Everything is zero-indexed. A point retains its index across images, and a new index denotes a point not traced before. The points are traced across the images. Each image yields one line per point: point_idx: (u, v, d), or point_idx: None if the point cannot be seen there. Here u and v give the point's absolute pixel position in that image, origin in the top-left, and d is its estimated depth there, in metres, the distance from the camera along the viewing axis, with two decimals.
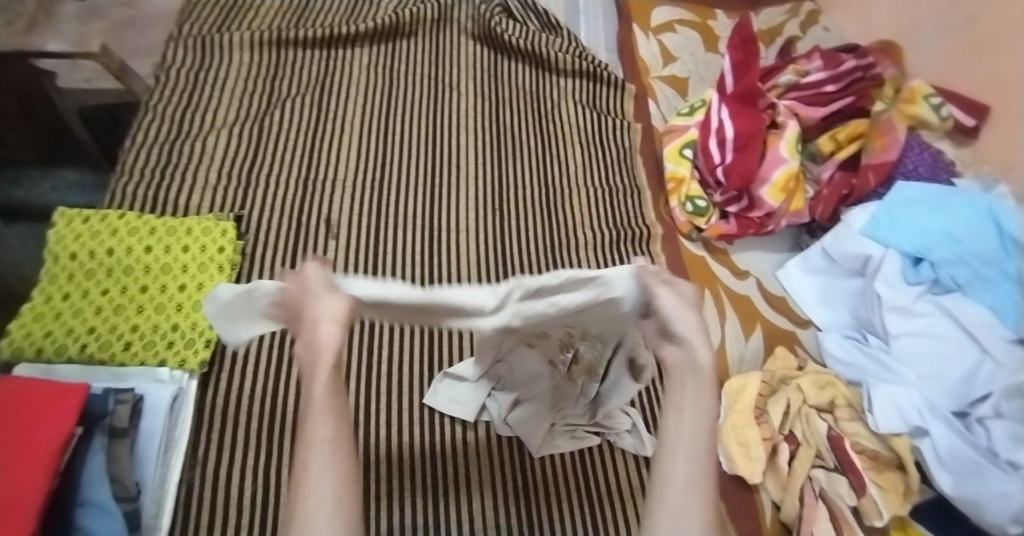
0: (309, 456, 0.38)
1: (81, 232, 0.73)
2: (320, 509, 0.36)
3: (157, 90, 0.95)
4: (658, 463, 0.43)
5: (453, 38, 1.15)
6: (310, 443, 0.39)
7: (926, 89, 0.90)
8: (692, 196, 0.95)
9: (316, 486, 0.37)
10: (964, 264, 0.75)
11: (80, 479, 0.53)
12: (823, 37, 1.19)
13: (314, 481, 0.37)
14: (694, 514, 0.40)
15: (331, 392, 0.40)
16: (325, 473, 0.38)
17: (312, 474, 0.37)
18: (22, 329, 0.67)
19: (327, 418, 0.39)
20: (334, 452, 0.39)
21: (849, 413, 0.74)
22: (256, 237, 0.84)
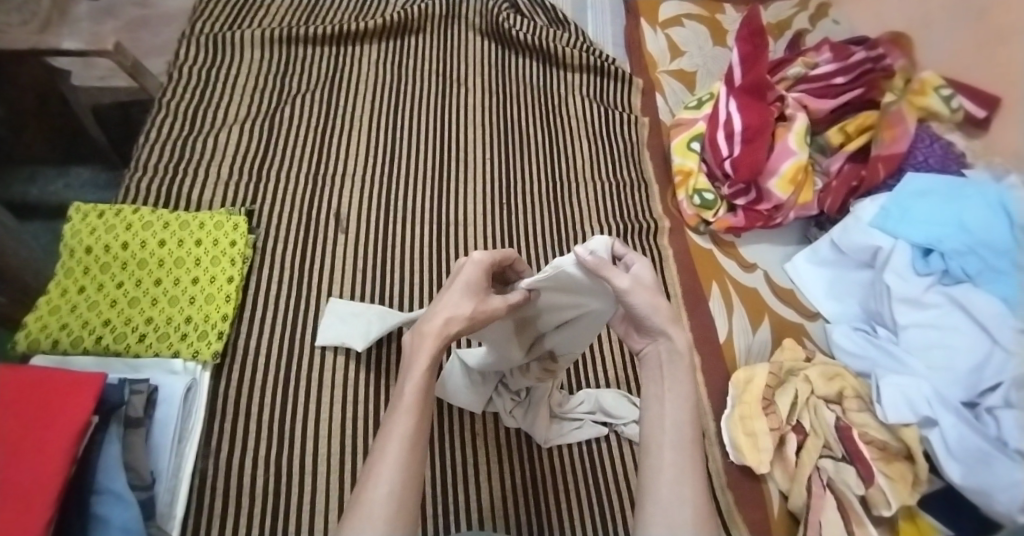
0: (385, 447, 0.41)
1: (97, 227, 0.74)
2: (384, 501, 0.38)
3: (170, 88, 0.96)
4: (648, 457, 0.45)
5: (461, 33, 1.15)
6: (388, 436, 0.42)
7: (937, 79, 0.89)
8: (699, 189, 0.95)
9: (384, 477, 0.39)
10: (975, 255, 0.75)
11: (97, 467, 0.54)
12: (833, 29, 1.18)
13: (383, 471, 0.40)
14: (689, 510, 0.41)
15: (418, 394, 0.44)
16: (394, 467, 0.40)
17: (383, 465, 0.40)
18: (38, 322, 0.69)
19: (406, 415, 0.43)
20: (409, 454, 0.41)
21: (858, 404, 0.74)
22: (267, 231, 0.85)
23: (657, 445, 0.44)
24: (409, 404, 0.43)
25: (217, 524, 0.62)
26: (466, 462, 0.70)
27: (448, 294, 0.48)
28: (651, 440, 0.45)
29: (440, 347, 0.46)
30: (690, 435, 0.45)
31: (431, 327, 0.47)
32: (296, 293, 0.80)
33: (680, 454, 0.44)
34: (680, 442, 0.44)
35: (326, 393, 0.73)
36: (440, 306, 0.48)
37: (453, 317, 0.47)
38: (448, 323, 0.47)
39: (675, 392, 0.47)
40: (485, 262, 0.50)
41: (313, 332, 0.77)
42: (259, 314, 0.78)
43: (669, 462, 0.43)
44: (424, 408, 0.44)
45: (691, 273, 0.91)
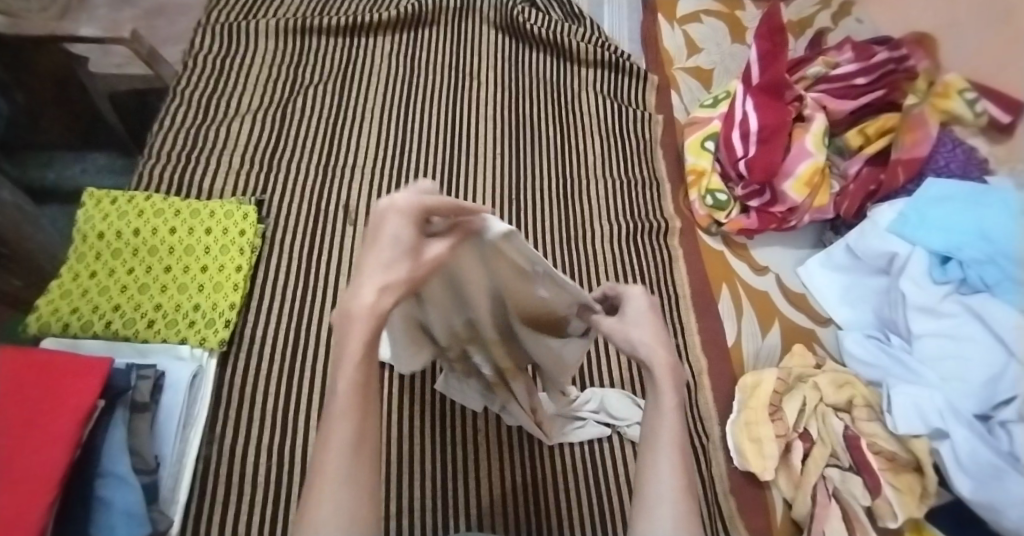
0: (322, 471, 0.33)
1: (109, 213, 0.75)
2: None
3: (184, 76, 0.97)
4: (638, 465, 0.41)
5: (475, 26, 1.14)
6: (327, 449, 0.34)
7: (962, 81, 0.85)
8: (712, 189, 0.94)
9: (322, 511, 0.32)
10: (994, 265, 0.73)
11: (102, 450, 0.55)
12: (856, 28, 1.15)
13: (324, 496, 0.33)
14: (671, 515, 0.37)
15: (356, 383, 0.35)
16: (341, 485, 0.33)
17: (320, 495, 0.33)
18: (50, 305, 0.70)
19: (346, 420, 0.34)
20: (351, 475, 0.34)
21: (867, 413, 0.73)
22: (276, 221, 0.85)
23: (643, 452, 0.41)
24: (347, 407, 0.34)
25: (219, 510, 0.63)
26: (466, 460, 0.69)
27: (391, 248, 0.35)
28: (641, 448, 0.42)
29: (374, 327, 0.35)
30: (669, 439, 0.41)
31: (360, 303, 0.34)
32: (302, 284, 0.81)
33: (665, 457, 0.40)
34: (667, 446, 0.40)
35: (330, 385, 0.73)
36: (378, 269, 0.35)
37: (388, 286, 0.35)
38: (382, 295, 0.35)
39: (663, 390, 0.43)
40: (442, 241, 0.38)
41: (318, 325, 0.78)
42: (267, 303, 0.78)
43: (651, 465, 0.40)
44: (368, 407, 0.35)
45: (701, 277, 0.90)
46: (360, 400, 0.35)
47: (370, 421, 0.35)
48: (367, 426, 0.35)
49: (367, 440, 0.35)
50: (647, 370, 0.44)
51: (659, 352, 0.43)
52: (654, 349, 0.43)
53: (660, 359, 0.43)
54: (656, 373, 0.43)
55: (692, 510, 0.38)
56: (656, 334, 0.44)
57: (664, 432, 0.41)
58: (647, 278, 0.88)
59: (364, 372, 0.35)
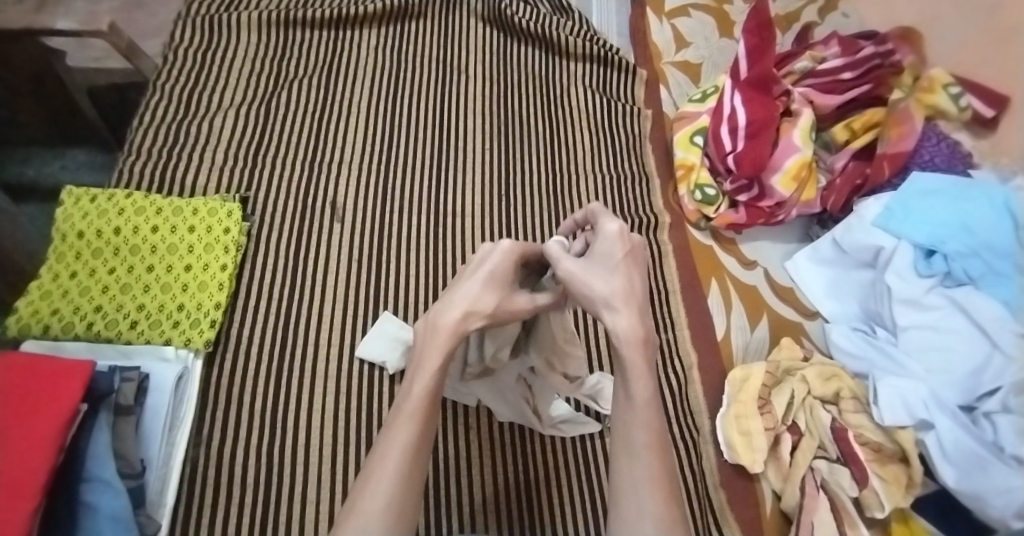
0: (389, 451, 0.41)
1: (88, 211, 0.73)
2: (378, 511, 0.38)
3: (165, 71, 0.95)
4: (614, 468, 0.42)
5: (463, 19, 1.13)
6: (391, 439, 0.41)
7: (947, 76, 0.85)
8: (701, 184, 0.94)
9: (381, 485, 0.39)
10: (978, 257, 0.74)
11: (86, 454, 0.53)
12: (842, 22, 1.15)
13: (381, 477, 0.39)
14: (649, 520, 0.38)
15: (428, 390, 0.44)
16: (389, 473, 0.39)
17: (383, 473, 0.39)
18: (30, 307, 0.68)
19: (411, 420, 0.42)
20: (411, 461, 0.40)
21: (854, 405, 0.73)
22: (262, 219, 0.84)
23: (618, 450, 0.42)
24: (416, 407, 0.43)
25: (207, 512, 0.62)
26: (457, 457, 0.69)
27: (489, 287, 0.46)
28: (616, 446, 0.42)
29: (453, 343, 0.45)
30: (645, 439, 0.41)
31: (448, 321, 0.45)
32: (291, 282, 0.80)
33: (637, 462, 0.40)
34: (637, 450, 0.41)
35: (320, 384, 0.72)
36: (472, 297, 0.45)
37: (472, 310, 0.45)
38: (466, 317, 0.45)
39: (631, 393, 0.43)
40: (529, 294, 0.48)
41: (307, 324, 0.77)
42: (254, 302, 0.77)
43: (626, 466, 0.41)
44: (431, 410, 0.43)
45: (691, 271, 0.90)
46: (428, 405, 0.43)
47: (431, 422, 0.43)
48: (428, 426, 0.43)
49: (426, 436, 0.43)
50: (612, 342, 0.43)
51: (622, 325, 0.43)
52: (619, 314, 0.43)
53: (628, 336, 0.42)
54: (624, 355, 0.42)
55: (668, 502, 0.39)
56: (624, 289, 0.44)
57: (637, 430, 0.41)
58: None
59: (433, 382, 0.44)
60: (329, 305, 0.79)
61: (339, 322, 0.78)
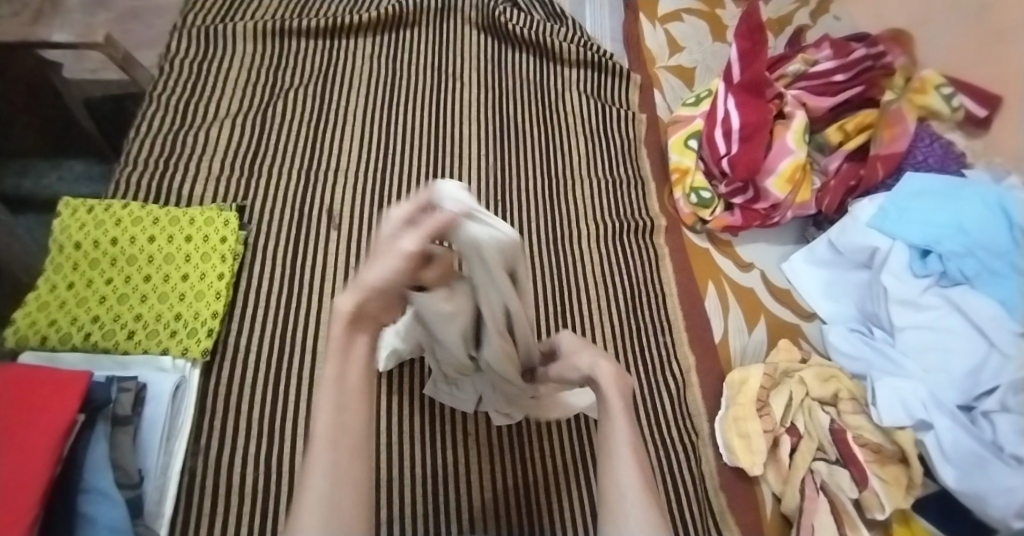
0: (313, 452, 0.41)
1: (86, 221, 0.74)
2: (317, 509, 0.38)
3: (162, 82, 0.95)
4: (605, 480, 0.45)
5: (457, 27, 1.13)
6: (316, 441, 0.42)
7: (938, 77, 0.87)
8: (696, 187, 0.94)
9: (312, 485, 0.40)
10: (973, 257, 0.74)
11: (84, 465, 0.54)
12: (834, 25, 1.16)
13: (313, 477, 0.40)
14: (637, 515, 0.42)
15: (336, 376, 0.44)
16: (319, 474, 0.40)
17: (311, 472, 0.41)
18: (27, 318, 0.68)
19: (328, 414, 0.43)
20: (335, 455, 0.41)
21: (852, 406, 0.74)
22: (259, 227, 0.84)
23: (604, 455, 0.47)
24: (328, 399, 0.43)
25: (206, 522, 0.62)
26: (456, 463, 0.69)
27: (380, 262, 0.42)
28: (603, 456, 0.47)
29: (346, 332, 0.45)
30: (623, 443, 0.47)
31: (342, 310, 0.44)
32: (288, 290, 0.80)
33: (624, 462, 0.45)
34: (621, 451, 0.46)
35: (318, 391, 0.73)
36: (362, 281, 0.43)
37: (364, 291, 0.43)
38: (363, 303, 0.44)
39: (611, 412, 0.49)
40: (419, 242, 0.40)
41: (304, 332, 0.77)
42: (251, 311, 0.77)
43: (611, 468, 0.45)
44: (345, 401, 0.44)
45: (687, 274, 0.90)
46: (341, 395, 0.44)
47: (349, 415, 0.44)
48: (346, 416, 0.43)
49: (351, 424, 0.43)
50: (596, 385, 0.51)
51: (605, 370, 0.51)
52: (600, 368, 0.51)
53: (610, 388, 0.50)
54: (604, 389, 0.50)
55: (651, 505, 0.43)
56: (600, 359, 0.53)
57: (620, 442, 0.46)
58: (634, 278, 0.88)
59: (341, 371, 0.44)
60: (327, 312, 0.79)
61: None
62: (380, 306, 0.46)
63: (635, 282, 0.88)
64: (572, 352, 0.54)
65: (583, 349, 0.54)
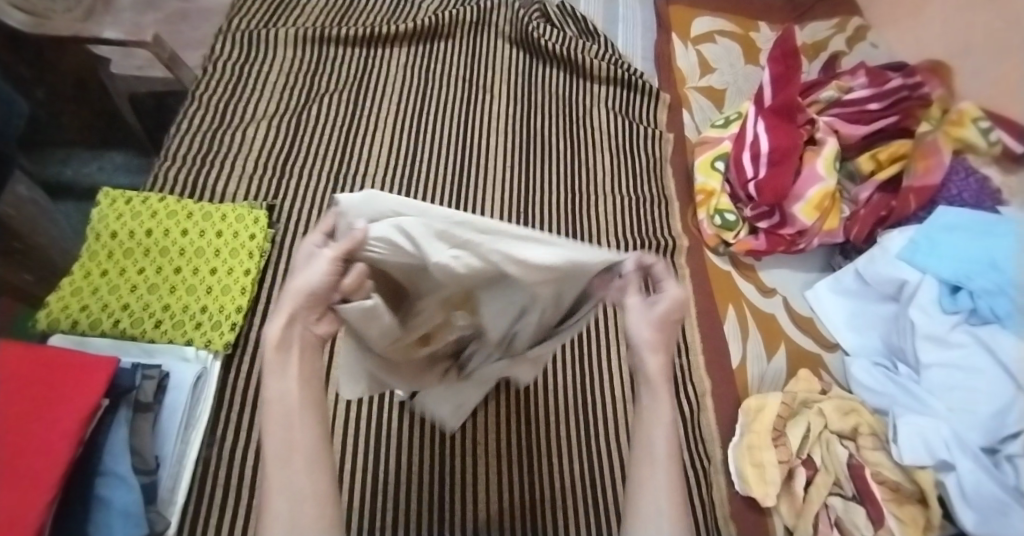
0: (266, 473, 0.35)
1: (123, 212, 0.76)
2: (284, 512, 0.34)
3: (203, 81, 0.99)
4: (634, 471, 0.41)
5: (490, 41, 1.15)
6: (275, 448, 0.35)
7: (977, 110, 0.85)
8: (721, 209, 0.93)
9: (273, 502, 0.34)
10: (1005, 296, 0.72)
11: (104, 448, 0.56)
12: (871, 53, 1.15)
13: (273, 493, 0.34)
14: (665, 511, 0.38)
15: (286, 368, 0.37)
16: (280, 490, 0.34)
17: (272, 486, 0.34)
18: (60, 302, 0.71)
19: (284, 427, 0.36)
20: (287, 471, 0.35)
21: (873, 442, 0.72)
22: (286, 227, 0.86)
23: (640, 462, 0.41)
24: (271, 416, 0.36)
25: (216, 513, 0.63)
26: (464, 471, 0.70)
27: (307, 268, 0.36)
28: (635, 465, 0.41)
29: (282, 350, 0.37)
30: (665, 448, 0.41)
31: (269, 332, 0.37)
32: None
33: (657, 471, 0.40)
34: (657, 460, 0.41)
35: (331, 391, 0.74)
36: (290, 288, 0.36)
37: (312, 297, 0.36)
38: (295, 315, 0.37)
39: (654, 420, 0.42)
40: (336, 254, 0.35)
41: None
42: (273, 307, 0.79)
43: (645, 476, 0.40)
44: (297, 418, 0.36)
45: (708, 297, 0.89)
46: (287, 413, 0.36)
47: (297, 430, 0.36)
48: (295, 432, 0.36)
49: (301, 441, 0.36)
50: (646, 381, 0.43)
51: (656, 364, 0.42)
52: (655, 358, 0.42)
53: (656, 367, 0.42)
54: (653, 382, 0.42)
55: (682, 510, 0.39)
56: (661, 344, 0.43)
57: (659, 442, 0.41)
58: None
59: (281, 385, 0.36)
60: None
61: None
62: (317, 311, 0.38)
63: None
64: (644, 316, 0.42)
65: (649, 319, 0.42)
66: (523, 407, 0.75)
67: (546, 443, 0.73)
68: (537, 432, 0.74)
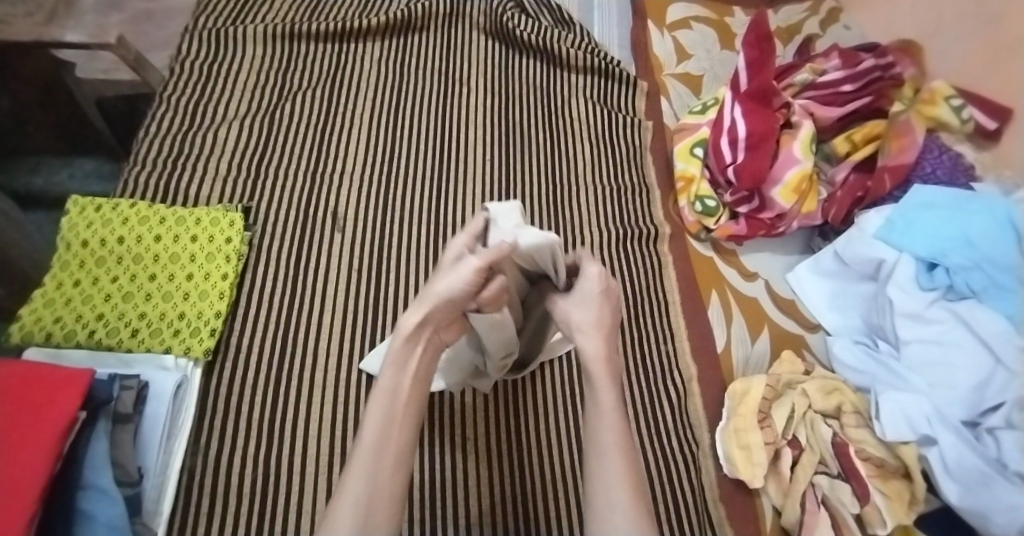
0: (357, 459, 0.46)
1: (93, 220, 0.74)
2: (357, 498, 0.43)
3: (172, 82, 0.96)
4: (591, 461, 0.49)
5: (465, 32, 1.14)
6: (371, 439, 0.47)
7: (948, 89, 0.86)
8: (701, 195, 0.94)
9: (353, 486, 0.44)
10: (980, 271, 0.73)
11: (83, 462, 0.54)
12: (844, 34, 1.15)
13: (353, 477, 0.45)
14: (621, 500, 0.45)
15: (398, 377, 0.50)
16: (360, 477, 0.45)
17: (356, 471, 0.45)
18: (33, 315, 0.69)
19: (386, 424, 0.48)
20: (377, 462, 0.46)
21: (856, 420, 0.73)
22: (264, 229, 0.85)
23: (591, 455, 0.49)
24: (377, 412, 0.48)
25: (204, 521, 0.62)
26: (455, 467, 0.70)
27: (452, 274, 0.50)
28: (592, 455, 0.49)
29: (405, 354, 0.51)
30: (613, 440, 0.49)
31: (403, 327, 0.51)
32: (290, 291, 0.80)
33: (608, 459, 0.48)
34: (608, 447, 0.48)
35: (318, 393, 0.73)
36: (431, 291, 0.50)
37: (442, 302, 0.50)
38: (429, 314, 0.51)
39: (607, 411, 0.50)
40: (480, 264, 0.49)
41: (305, 333, 0.77)
42: (253, 311, 0.78)
43: (600, 465, 0.48)
44: (395, 417, 0.48)
45: (691, 284, 0.90)
46: (388, 411, 0.49)
47: (395, 430, 0.48)
48: (392, 430, 0.48)
49: (396, 440, 0.48)
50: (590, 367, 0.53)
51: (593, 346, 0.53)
52: (591, 340, 0.53)
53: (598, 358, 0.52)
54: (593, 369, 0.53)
55: (632, 490, 0.46)
56: (597, 326, 0.54)
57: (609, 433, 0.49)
58: (635, 286, 0.88)
59: (394, 387, 0.50)
60: (328, 313, 0.79)
61: (338, 327, 0.78)
62: (445, 314, 0.52)
63: (638, 289, 0.88)
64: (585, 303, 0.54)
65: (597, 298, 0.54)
66: (512, 400, 0.75)
67: (535, 436, 0.73)
68: (526, 424, 0.74)
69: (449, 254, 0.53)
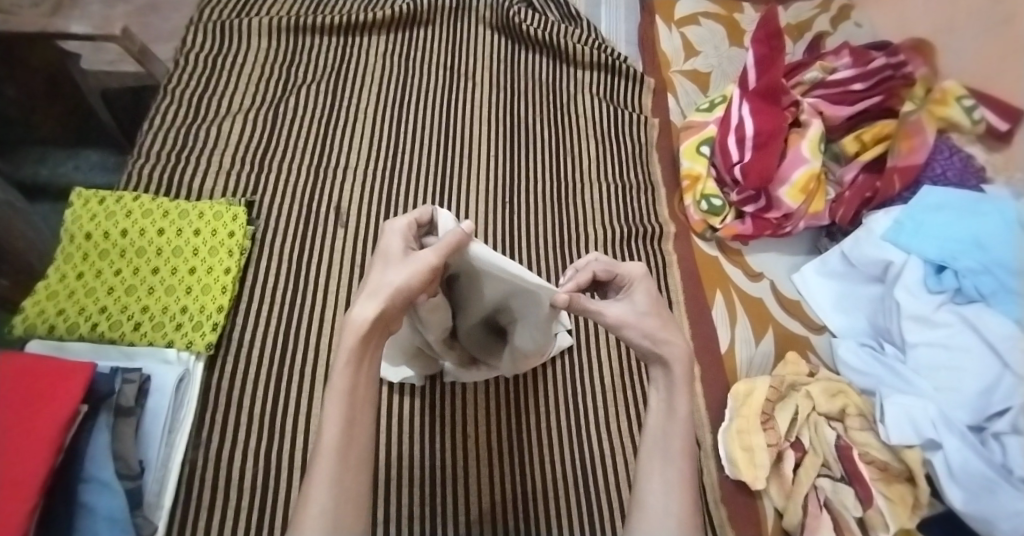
0: (317, 465, 0.41)
1: (96, 213, 0.74)
2: (319, 513, 0.39)
3: (175, 75, 0.96)
4: (645, 464, 0.47)
5: (471, 27, 1.13)
6: (327, 443, 0.42)
7: (960, 89, 0.85)
8: (707, 194, 0.93)
9: (315, 496, 0.40)
10: (989, 274, 0.72)
11: (85, 455, 0.55)
12: (855, 32, 1.14)
13: (315, 487, 0.40)
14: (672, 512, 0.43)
15: (349, 374, 0.44)
16: (325, 485, 0.40)
17: (318, 480, 0.40)
18: (36, 307, 0.69)
19: (345, 426, 0.43)
20: (340, 467, 0.41)
21: (860, 423, 0.72)
22: (266, 223, 0.84)
23: (651, 456, 0.47)
24: (337, 413, 0.43)
25: (204, 516, 0.63)
26: (453, 464, 0.70)
27: (403, 269, 0.46)
28: (650, 458, 0.47)
29: (358, 350, 0.45)
30: (680, 446, 0.46)
31: (361, 319, 0.45)
32: (292, 287, 0.80)
33: (668, 466, 0.46)
34: (670, 453, 0.46)
35: (319, 389, 0.72)
36: (383, 288, 0.45)
37: (396, 296, 0.45)
38: (383, 312, 0.45)
39: (674, 413, 0.48)
40: (436, 257, 0.47)
41: (307, 330, 0.77)
42: (257, 305, 0.78)
43: (659, 469, 0.46)
44: (356, 416, 0.44)
45: (696, 283, 0.89)
46: (350, 411, 0.44)
47: (358, 429, 0.44)
48: (354, 430, 0.44)
49: (357, 441, 0.43)
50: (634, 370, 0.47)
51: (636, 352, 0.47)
52: (675, 345, 0.48)
53: None
54: (674, 371, 0.48)
55: (692, 506, 0.44)
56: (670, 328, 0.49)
57: (675, 439, 0.47)
58: None
59: (352, 385, 0.44)
60: (330, 309, 0.79)
61: (340, 320, 0.78)
62: (397, 312, 0.47)
63: None
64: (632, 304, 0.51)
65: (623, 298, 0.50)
66: (517, 397, 0.75)
67: (536, 433, 0.73)
68: (527, 422, 0.73)
69: (402, 243, 0.49)
